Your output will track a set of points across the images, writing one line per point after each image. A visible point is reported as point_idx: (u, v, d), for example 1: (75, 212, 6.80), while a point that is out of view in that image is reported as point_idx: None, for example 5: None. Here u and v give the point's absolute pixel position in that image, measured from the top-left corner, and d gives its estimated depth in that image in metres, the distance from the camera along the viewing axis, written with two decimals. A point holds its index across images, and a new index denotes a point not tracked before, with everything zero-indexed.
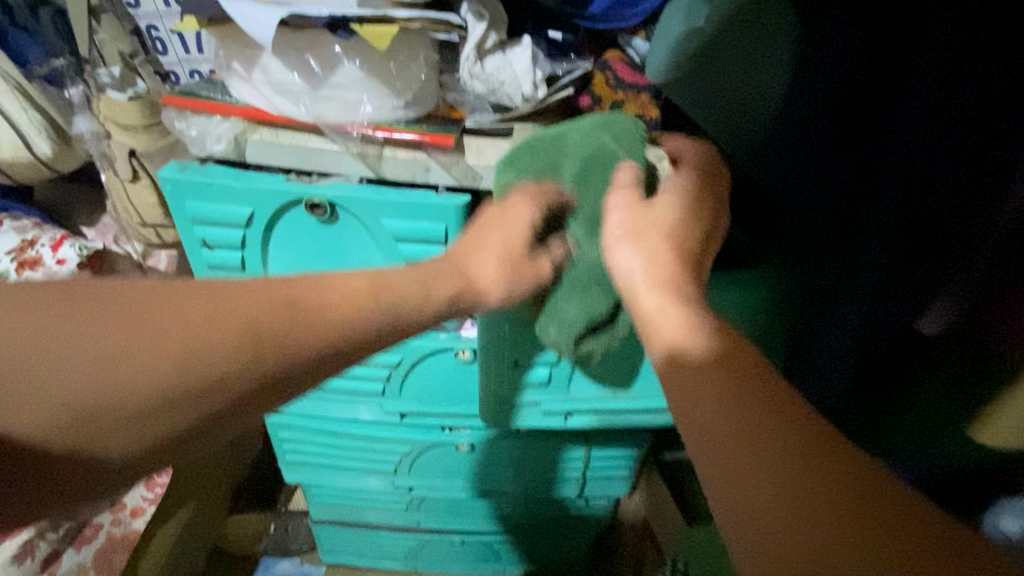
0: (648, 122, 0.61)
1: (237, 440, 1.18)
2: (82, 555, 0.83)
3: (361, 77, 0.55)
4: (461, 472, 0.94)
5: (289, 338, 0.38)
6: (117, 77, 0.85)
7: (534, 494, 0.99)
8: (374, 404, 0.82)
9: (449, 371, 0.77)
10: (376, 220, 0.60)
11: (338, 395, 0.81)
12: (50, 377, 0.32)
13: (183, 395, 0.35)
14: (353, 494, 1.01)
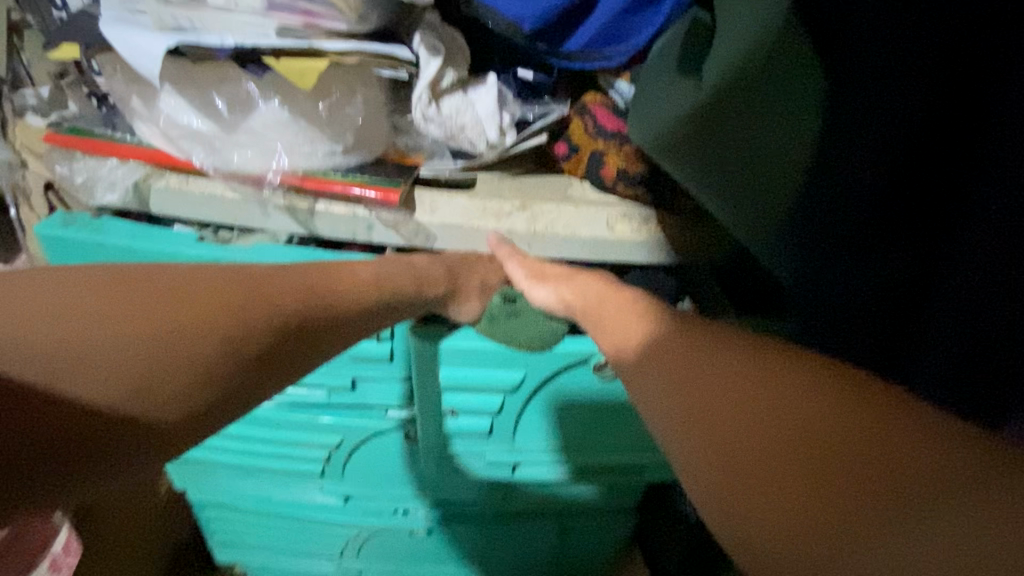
0: (632, 177, 0.52)
1: (174, 500, 1.05)
2: None
3: (284, 119, 0.45)
4: (417, 557, 0.82)
5: (314, 312, 0.41)
6: (46, 99, 0.75)
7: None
8: (313, 485, 0.70)
9: (399, 452, 0.66)
10: None
11: (272, 474, 0.69)
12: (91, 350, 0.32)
13: (205, 363, 0.35)
14: None
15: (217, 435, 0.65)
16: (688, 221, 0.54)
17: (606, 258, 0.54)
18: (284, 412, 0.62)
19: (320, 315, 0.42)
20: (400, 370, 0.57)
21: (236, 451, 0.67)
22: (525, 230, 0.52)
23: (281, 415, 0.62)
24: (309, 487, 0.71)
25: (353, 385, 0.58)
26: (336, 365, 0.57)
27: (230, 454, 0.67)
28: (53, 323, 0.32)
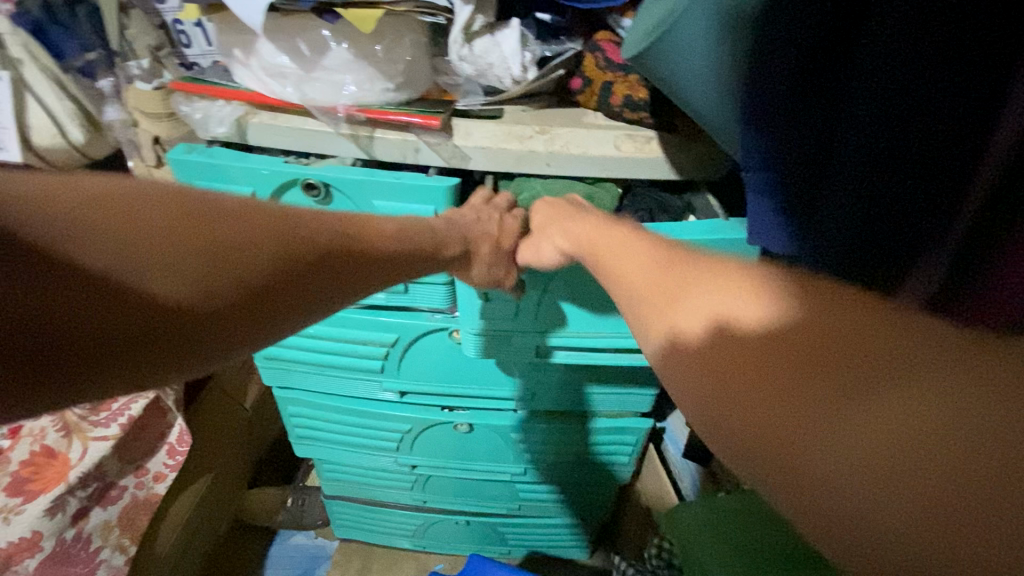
0: (636, 102, 0.61)
1: (257, 414, 1.24)
2: (109, 512, 0.89)
3: (349, 59, 0.57)
4: (462, 454, 0.96)
5: (363, 245, 0.51)
6: (145, 70, 0.89)
7: (532, 477, 1.00)
8: (375, 382, 0.85)
9: (444, 353, 0.79)
10: (367, 202, 0.63)
11: (342, 371, 0.84)
12: (217, 244, 0.40)
13: (279, 271, 0.44)
14: (360, 469, 1.04)
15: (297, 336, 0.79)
16: (687, 139, 0.63)
17: (614, 173, 0.63)
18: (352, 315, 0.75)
19: (367, 243, 0.52)
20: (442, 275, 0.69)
21: (314, 352, 0.82)
22: (544, 149, 0.62)
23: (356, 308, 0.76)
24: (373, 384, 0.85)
25: (405, 289, 0.71)
26: None
27: (310, 354, 0.82)
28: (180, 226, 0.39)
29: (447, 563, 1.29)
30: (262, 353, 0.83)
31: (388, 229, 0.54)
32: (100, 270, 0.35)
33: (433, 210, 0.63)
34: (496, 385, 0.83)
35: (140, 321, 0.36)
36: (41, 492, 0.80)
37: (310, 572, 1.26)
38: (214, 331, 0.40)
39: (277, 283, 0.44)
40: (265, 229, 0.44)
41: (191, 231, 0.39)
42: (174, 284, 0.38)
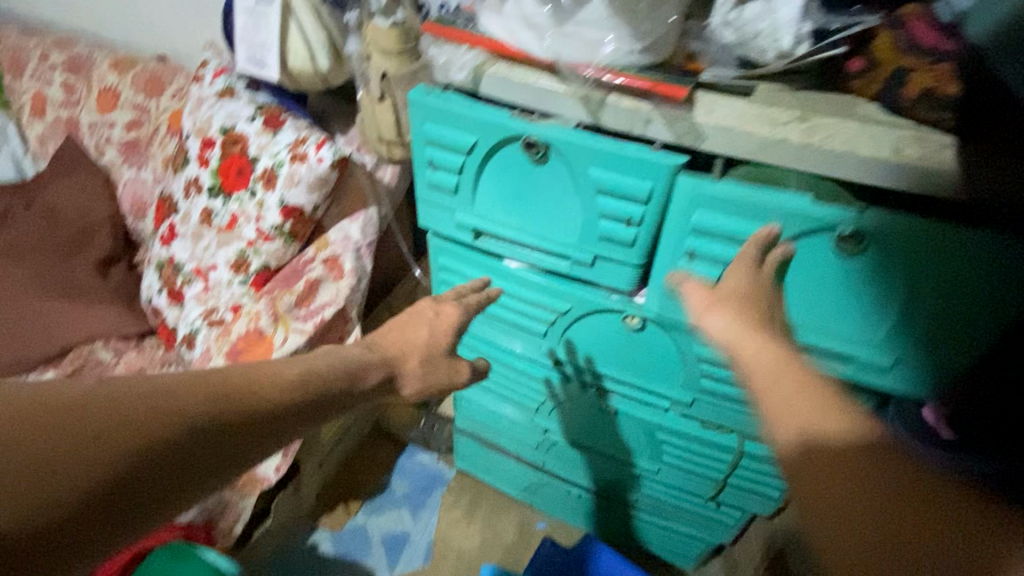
0: (938, 99, 0.49)
1: None
2: None
3: (606, 15, 0.53)
4: (596, 432, 0.96)
5: (242, 400, 0.43)
6: (384, 6, 0.90)
7: (661, 475, 0.97)
8: (535, 343, 0.86)
9: (612, 334, 0.77)
10: (583, 168, 0.60)
11: (505, 324, 0.86)
12: (158, 414, 0.38)
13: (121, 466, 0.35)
14: (494, 416, 1.09)
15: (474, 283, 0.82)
16: (995, 152, 0.47)
17: (879, 181, 0.52)
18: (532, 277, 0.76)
19: (255, 394, 0.44)
20: (638, 257, 0.65)
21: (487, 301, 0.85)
22: (798, 140, 0.53)
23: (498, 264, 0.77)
24: (532, 344, 0.87)
25: (592, 263, 0.69)
26: (584, 243, 0.67)
27: None
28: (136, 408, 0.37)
29: (549, 525, 1.33)
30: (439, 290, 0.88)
31: (279, 380, 0.46)
32: (90, 473, 0.34)
33: (651, 188, 0.58)
34: (655, 378, 0.80)
35: (76, 499, 0.34)
36: None
37: (427, 490, 1.38)
38: (98, 528, 0.35)
39: (133, 470, 0.36)
40: (171, 381, 0.40)
41: (70, 424, 0.35)
42: (103, 502, 0.35)
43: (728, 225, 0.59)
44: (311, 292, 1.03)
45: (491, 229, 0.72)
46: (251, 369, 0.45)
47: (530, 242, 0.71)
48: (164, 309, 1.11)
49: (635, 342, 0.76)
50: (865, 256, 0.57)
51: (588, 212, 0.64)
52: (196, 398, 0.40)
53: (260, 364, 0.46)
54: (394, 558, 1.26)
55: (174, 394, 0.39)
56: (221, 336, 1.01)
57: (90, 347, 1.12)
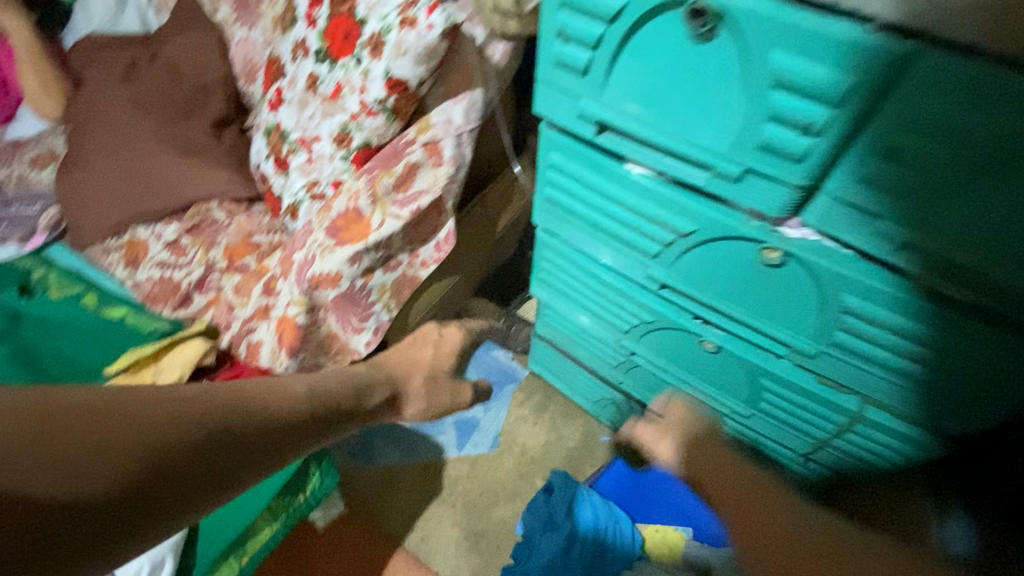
0: None
1: (501, 238, 1.32)
2: (385, 278, 1.03)
3: None
4: (690, 366, 0.89)
5: (252, 409, 0.58)
6: None
7: (753, 423, 0.90)
8: (644, 263, 0.77)
9: (738, 264, 0.68)
10: (758, 49, 0.50)
11: (613, 238, 0.78)
12: (156, 425, 0.49)
13: (158, 447, 0.49)
14: (578, 330, 1.05)
15: (585, 184, 0.74)
16: None
17: None
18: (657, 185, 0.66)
19: (265, 404, 0.59)
20: (802, 174, 0.54)
21: (596, 211, 0.76)
22: None
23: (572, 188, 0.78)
24: (638, 263, 0.78)
25: (738, 176, 0.58)
26: (735, 149, 0.56)
27: (591, 211, 0.76)
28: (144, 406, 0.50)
29: (614, 438, 1.34)
30: (544, 190, 0.80)
31: (301, 389, 0.65)
32: (128, 441, 0.47)
33: (849, 83, 0.47)
34: (777, 320, 0.71)
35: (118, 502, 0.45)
36: (348, 242, 0.96)
37: (499, 385, 1.42)
38: (148, 510, 0.47)
39: (180, 438, 0.50)
40: (189, 397, 0.53)
41: (115, 418, 0.47)
42: (153, 485, 0.48)
43: (938, 113, 0.46)
44: (410, 176, 0.99)
45: (620, 122, 0.62)
46: (252, 387, 0.60)
47: (664, 144, 0.61)
48: (271, 177, 1.13)
49: (764, 276, 0.67)
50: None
51: (751, 110, 0.53)
52: (216, 401, 0.55)
53: (253, 385, 0.61)
54: (463, 440, 1.33)
55: (195, 403, 0.53)
56: (323, 210, 1.00)
57: (208, 205, 1.19)
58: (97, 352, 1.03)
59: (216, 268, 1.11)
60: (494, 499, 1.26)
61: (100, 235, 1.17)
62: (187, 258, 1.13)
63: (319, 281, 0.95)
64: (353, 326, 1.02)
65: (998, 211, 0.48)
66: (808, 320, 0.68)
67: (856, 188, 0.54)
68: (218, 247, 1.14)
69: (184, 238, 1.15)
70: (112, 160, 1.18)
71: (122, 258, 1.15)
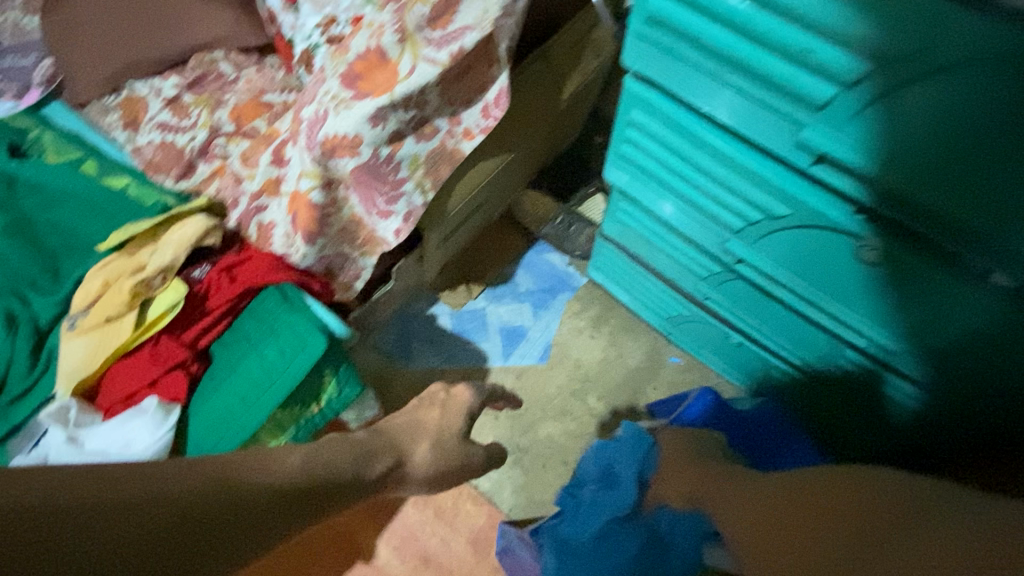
0: None
1: (566, 113, 1.05)
2: (419, 148, 0.81)
3: None
4: (820, 276, 0.68)
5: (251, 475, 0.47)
6: None
7: (897, 356, 0.69)
8: (793, 122, 0.56)
9: (968, 114, 0.46)
10: None
11: (749, 82, 0.57)
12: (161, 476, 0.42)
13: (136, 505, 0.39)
14: (665, 228, 0.83)
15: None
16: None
17: None
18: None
19: (264, 471, 0.48)
20: None
21: (734, 35, 0.55)
22: None
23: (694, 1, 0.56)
24: (796, 117, 0.56)
25: None
26: None
27: (726, 34, 0.55)
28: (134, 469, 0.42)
29: (684, 360, 1.16)
30: (654, 7, 0.58)
31: (297, 458, 0.51)
32: (108, 489, 0.39)
33: None
34: (998, 208, 0.50)
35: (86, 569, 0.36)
36: (368, 96, 0.73)
37: (553, 292, 1.23)
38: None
39: (163, 522, 0.40)
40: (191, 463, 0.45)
41: (89, 481, 0.39)
42: (103, 569, 0.37)
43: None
44: (450, 5, 0.73)
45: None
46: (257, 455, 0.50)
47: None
48: (280, 15, 0.89)
49: (1006, 129, 0.45)
50: None
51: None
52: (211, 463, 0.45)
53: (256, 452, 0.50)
54: (509, 349, 1.18)
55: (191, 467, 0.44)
56: (338, 52, 0.77)
57: (212, 55, 0.98)
58: (96, 224, 0.89)
59: (222, 132, 0.92)
60: (541, 415, 1.12)
61: (93, 90, 0.99)
62: (190, 120, 0.94)
63: (334, 146, 0.75)
64: (378, 210, 0.82)
65: None
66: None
67: None
68: (225, 106, 0.94)
69: (187, 96, 0.96)
70: None
71: (120, 118, 0.98)
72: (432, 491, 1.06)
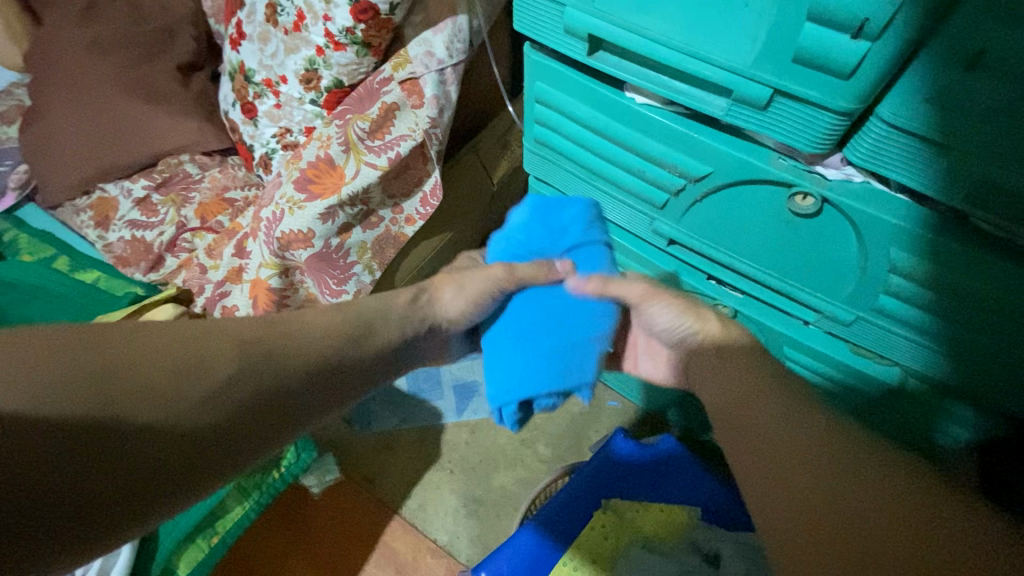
0: None
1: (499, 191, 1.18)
2: (366, 236, 0.94)
3: None
4: None
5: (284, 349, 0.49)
6: None
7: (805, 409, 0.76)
8: (649, 217, 0.66)
9: (771, 217, 0.56)
10: None
11: (608, 185, 0.67)
12: (202, 362, 0.44)
13: (196, 393, 0.42)
14: None
15: (580, 124, 0.62)
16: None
17: None
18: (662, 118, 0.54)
19: (298, 345, 0.49)
20: (847, 99, 0.41)
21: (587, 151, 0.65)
22: None
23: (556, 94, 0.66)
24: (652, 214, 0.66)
25: (767, 101, 0.45)
26: (749, 59, 0.43)
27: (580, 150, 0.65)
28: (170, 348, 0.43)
29: (622, 405, 1.24)
30: (532, 130, 0.69)
31: (323, 323, 0.52)
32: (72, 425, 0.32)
33: None
34: (823, 288, 0.59)
35: (152, 454, 0.40)
36: (319, 197, 0.86)
37: None
38: (204, 468, 0.43)
39: (226, 411, 0.44)
40: (229, 339, 0.46)
41: (139, 366, 0.41)
42: (189, 453, 0.41)
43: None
44: (387, 120, 0.87)
45: (604, 32, 0.49)
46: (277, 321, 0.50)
47: (663, 58, 0.47)
48: (240, 126, 1.02)
49: (796, 228, 0.56)
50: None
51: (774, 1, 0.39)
52: (249, 337, 0.47)
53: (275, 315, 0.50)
54: (462, 406, 1.25)
55: (223, 325, 0.47)
56: (293, 160, 0.91)
57: (178, 159, 1.10)
58: (68, 317, 0.97)
59: (187, 226, 1.03)
60: (494, 465, 1.20)
61: (67, 193, 1.09)
62: (157, 217, 1.05)
63: (289, 241, 0.88)
64: (331, 289, 0.94)
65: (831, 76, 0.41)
66: (847, 282, 0.57)
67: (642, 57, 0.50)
68: (190, 204, 1.05)
69: (155, 196, 1.07)
70: (73, 111, 1.08)
71: (91, 218, 1.08)
72: (393, 548, 1.12)
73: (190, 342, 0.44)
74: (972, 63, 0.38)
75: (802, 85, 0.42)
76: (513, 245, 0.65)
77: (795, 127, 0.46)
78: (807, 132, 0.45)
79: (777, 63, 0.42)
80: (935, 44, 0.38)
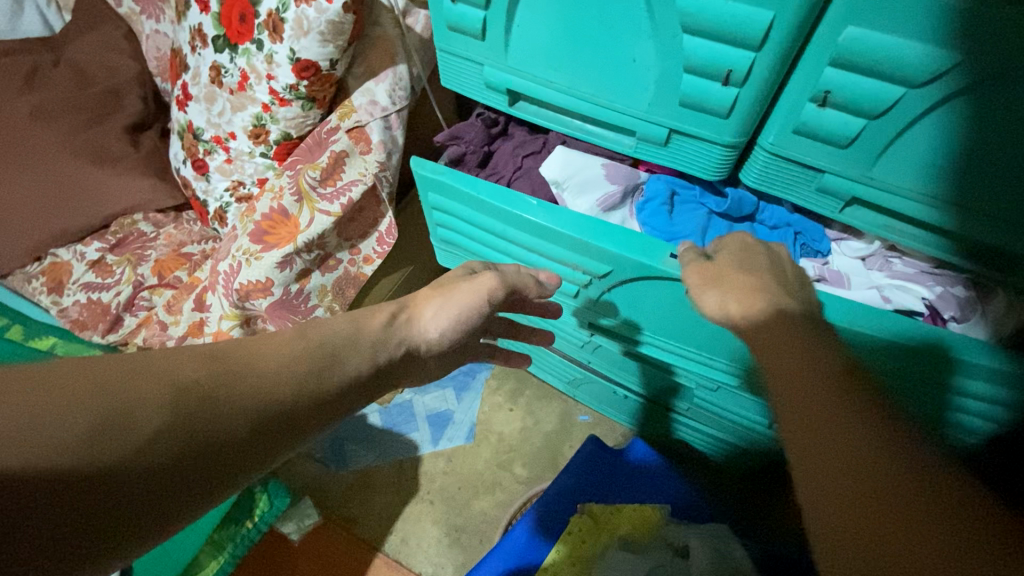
0: None
1: None
2: (325, 279, 0.97)
3: None
4: (678, 361, 0.78)
5: (237, 374, 0.39)
6: None
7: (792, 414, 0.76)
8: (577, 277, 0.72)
9: (668, 291, 0.67)
10: (661, 12, 0.49)
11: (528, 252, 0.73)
12: (141, 381, 0.35)
13: (144, 410, 0.34)
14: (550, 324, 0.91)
15: (485, 211, 0.71)
16: None
17: None
18: (561, 218, 0.65)
19: (242, 394, 0.38)
20: (728, 134, 0.55)
21: (498, 224, 0.72)
22: None
23: (462, 168, 0.75)
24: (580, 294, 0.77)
25: (666, 140, 0.60)
26: (660, 112, 0.57)
27: (495, 223, 0.72)
28: (108, 372, 0.34)
29: (591, 417, 1.28)
30: (437, 204, 0.76)
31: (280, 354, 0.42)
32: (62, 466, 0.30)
33: (769, 22, 0.44)
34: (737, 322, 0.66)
35: (111, 510, 0.32)
36: (275, 246, 0.89)
37: (471, 373, 1.35)
38: (162, 511, 0.34)
39: (188, 435, 0.35)
40: (176, 365, 0.37)
41: (70, 385, 0.32)
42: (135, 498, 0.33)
43: (886, 47, 0.45)
44: (337, 167, 0.90)
45: (542, 92, 0.63)
46: (225, 350, 0.40)
47: (591, 111, 0.61)
48: (192, 181, 1.05)
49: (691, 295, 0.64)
50: (597, 66, 0.57)
51: (667, 73, 0.53)
52: (189, 378, 0.36)
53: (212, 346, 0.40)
54: (437, 435, 1.27)
55: (160, 361, 0.37)
56: (247, 212, 0.93)
57: (132, 218, 1.11)
58: None
59: (145, 285, 1.03)
60: (473, 492, 1.21)
61: (17, 262, 1.09)
62: (114, 278, 1.05)
63: (248, 291, 0.90)
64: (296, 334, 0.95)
65: (704, 122, 0.55)
66: None
67: (569, 108, 0.63)
68: (147, 262, 1.06)
69: (110, 257, 1.08)
70: (18, 179, 1.08)
71: (44, 283, 1.07)
72: None
73: (139, 364, 0.36)
74: (821, 100, 0.52)
75: (694, 126, 0.56)
76: (655, 198, 0.70)
77: (695, 158, 0.60)
78: (705, 158, 0.59)
79: (671, 111, 0.56)
80: (788, 95, 0.54)
